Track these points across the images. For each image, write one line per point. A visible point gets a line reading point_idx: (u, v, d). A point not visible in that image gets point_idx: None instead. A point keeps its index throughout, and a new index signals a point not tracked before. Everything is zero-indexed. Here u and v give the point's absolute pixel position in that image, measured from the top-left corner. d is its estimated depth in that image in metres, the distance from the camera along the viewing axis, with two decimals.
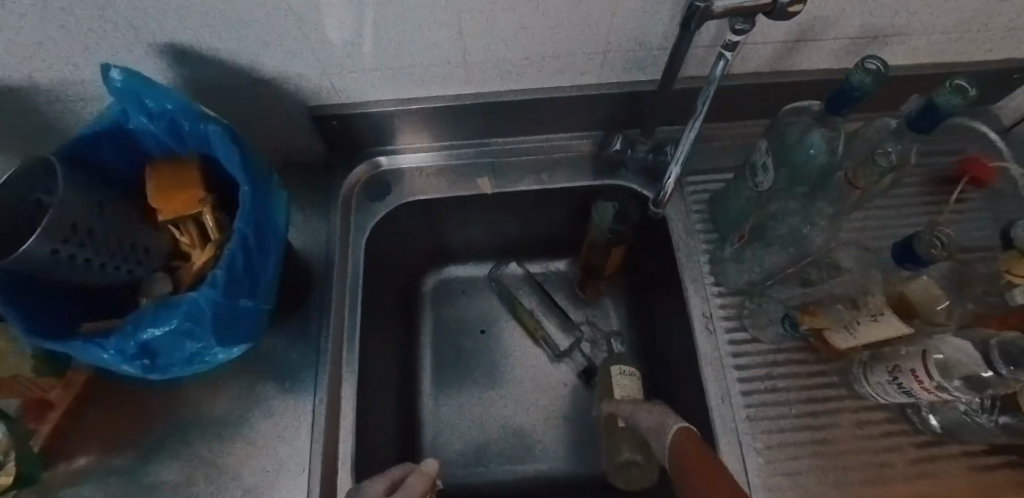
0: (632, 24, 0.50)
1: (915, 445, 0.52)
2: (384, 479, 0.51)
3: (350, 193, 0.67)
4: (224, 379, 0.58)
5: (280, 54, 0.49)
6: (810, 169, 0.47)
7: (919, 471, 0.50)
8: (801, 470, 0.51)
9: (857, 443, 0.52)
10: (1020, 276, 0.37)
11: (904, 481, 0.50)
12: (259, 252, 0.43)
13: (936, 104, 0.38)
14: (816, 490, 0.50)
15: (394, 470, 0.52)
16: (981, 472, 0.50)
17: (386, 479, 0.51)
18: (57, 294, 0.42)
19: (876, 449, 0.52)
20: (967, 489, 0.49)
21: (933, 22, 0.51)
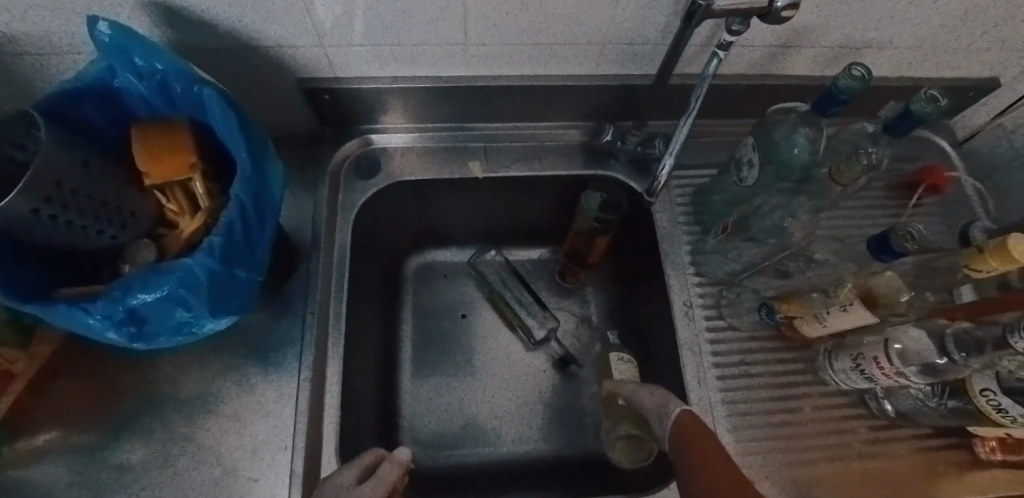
0: (634, 18, 0.51)
1: (871, 427, 0.56)
2: (355, 466, 0.49)
3: (339, 167, 0.66)
4: (203, 355, 0.57)
5: (279, 21, 0.48)
6: (794, 167, 0.51)
7: (874, 451, 0.55)
8: (770, 449, 0.54)
9: (820, 425, 0.56)
10: (978, 271, 0.39)
11: (860, 460, 0.54)
12: (256, 221, 0.42)
13: (912, 110, 0.42)
14: (783, 467, 0.53)
15: (365, 456, 0.51)
16: (926, 452, 0.55)
17: (359, 465, 0.49)
18: (33, 256, 0.39)
19: (837, 431, 0.56)
20: (915, 468, 0.54)
21: (906, 37, 0.55)
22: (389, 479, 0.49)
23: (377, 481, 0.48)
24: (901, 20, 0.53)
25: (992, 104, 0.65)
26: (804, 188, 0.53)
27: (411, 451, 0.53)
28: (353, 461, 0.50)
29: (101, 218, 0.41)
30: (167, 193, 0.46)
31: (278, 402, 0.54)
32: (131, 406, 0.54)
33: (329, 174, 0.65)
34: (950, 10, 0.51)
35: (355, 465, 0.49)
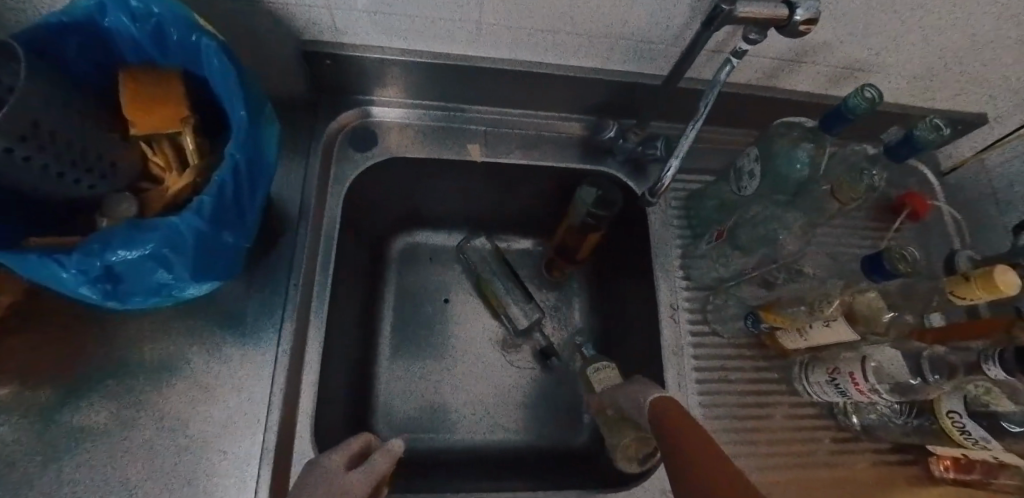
0: (651, 17, 0.51)
1: (837, 439, 0.58)
2: (341, 452, 0.46)
3: (333, 138, 0.64)
4: (174, 320, 0.54)
5: None
6: (791, 181, 0.51)
7: (836, 461, 0.57)
8: (741, 454, 0.55)
9: (791, 435, 0.57)
10: (961, 297, 0.41)
11: (823, 468, 0.57)
12: (250, 184, 0.40)
13: (914, 137, 0.44)
14: (752, 472, 0.55)
15: (353, 442, 0.48)
16: (885, 466, 0.57)
17: (346, 452, 0.47)
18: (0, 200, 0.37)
19: (805, 440, 0.58)
20: (874, 480, 0.56)
21: (908, 65, 0.57)
22: (376, 471, 0.45)
23: (362, 472, 0.45)
24: (907, 47, 0.54)
25: (978, 138, 0.67)
26: (798, 201, 0.53)
27: (403, 445, 0.48)
28: (340, 446, 0.47)
29: (78, 167, 0.38)
30: (153, 146, 0.44)
31: (253, 375, 0.53)
32: (94, 369, 0.51)
33: (321, 154, 0.62)
34: (954, 42, 0.53)
35: (342, 451, 0.46)
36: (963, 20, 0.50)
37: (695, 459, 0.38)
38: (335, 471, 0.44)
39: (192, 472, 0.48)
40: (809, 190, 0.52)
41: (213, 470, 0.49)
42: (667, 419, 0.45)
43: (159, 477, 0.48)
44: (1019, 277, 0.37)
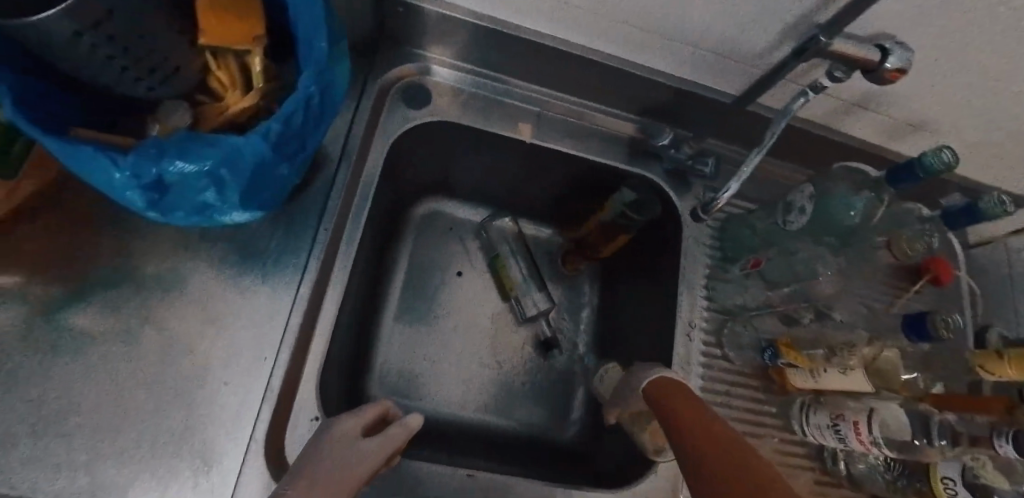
0: (742, 33, 0.50)
1: (820, 480, 0.59)
2: (359, 417, 0.49)
3: (390, 85, 0.62)
4: (194, 241, 0.53)
5: None
6: (841, 226, 0.53)
7: None
8: None
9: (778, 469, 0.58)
10: (988, 372, 0.43)
11: None
12: (315, 118, 0.39)
13: (978, 206, 0.45)
14: None
15: (369, 409, 0.51)
16: None
17: (363, 418, 0.50)
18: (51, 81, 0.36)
19: (788, 475, 0.58)
20: None
21: (969, 131, 0.57)
22: (391, 442, 0.49)
23: (378, 441, 0.48)
24: (978, 115, 0.54)
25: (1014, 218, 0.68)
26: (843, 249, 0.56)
27: (419, 423, 0.52)
28: (357, 411, 0.50)
29: (143, 64, 0.37)
30: (218, 60, 0.41)
31: (267, 311, 0.51)
32: (105, 274, 0.50)
33: (377, 90, 0.61)
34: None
35: (360, 418, 0.49)
36: None
37: (692, 426, 0.40)
38: (353, 436, 0.47)
39: (190, 397, 0.47)
40: (861, 239, 0.55)
41: (212, 399, 0.48)
42: (665, 393, 0.46)
43: (156, 396, 0.47)
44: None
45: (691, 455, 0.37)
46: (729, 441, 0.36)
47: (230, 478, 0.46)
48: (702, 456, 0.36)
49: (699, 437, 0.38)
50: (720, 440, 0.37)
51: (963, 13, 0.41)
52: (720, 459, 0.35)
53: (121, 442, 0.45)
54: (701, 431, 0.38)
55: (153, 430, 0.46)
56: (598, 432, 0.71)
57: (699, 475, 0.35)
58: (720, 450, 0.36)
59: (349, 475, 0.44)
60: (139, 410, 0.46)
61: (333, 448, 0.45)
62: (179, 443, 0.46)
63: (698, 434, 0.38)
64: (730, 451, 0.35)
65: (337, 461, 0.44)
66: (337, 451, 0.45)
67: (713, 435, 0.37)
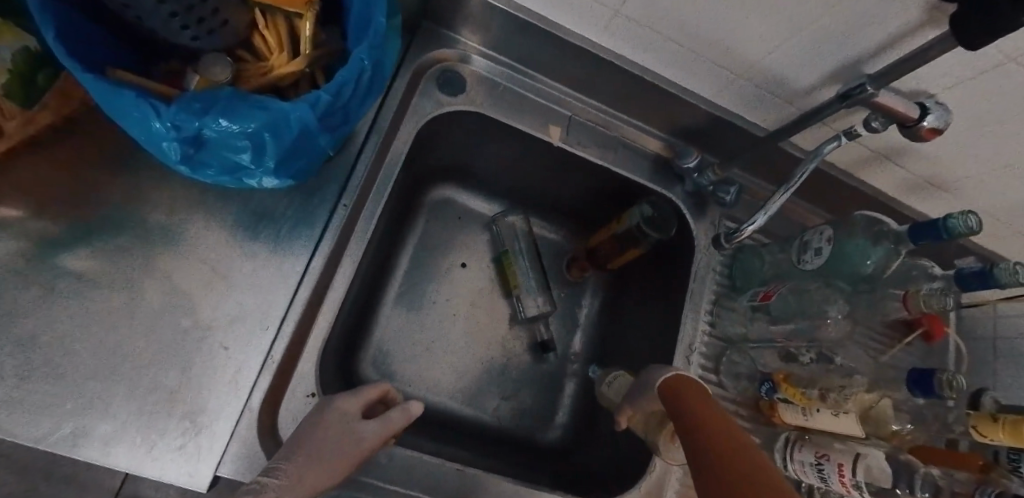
0: (789, 70, 0.50)
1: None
2: (360, 398, 0.51)
3: (427, 68, 0.61)
4: (210, 196, 0.51)
5: None
6: (854, 273, 0.54)
7: None
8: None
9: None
10: (978, 434, 0.45)
11: None
12: (363, 92, 0.38)
13: (993, 273, 0.46)
14: None
15: (369, 390, 0.53)
16: None
17: (363, 400, 0.51)
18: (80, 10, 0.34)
19: None
20: None
21: (983, 196, 0.59)
22: (389, 427, 0.51)
23: (376, 426, 0.50)
24: (995, 182, 0.56)
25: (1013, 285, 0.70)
26: (854, 297, 0.55)
27: (419, 411, 0.54)
28: (359, 391, 0.52)
29: (194, 13, 0.35)
30: (267, 18, 0.40)
31: (276, 279, 0.50)
32: (113, 217, 0.48)
33: (412, 72, 0.60)
34: None
35: (360, 398, 0.51)
36: None
37: (707, 424, 0.41)
38: (353, 416, 0.49)
39: (186, 356, 0.46)
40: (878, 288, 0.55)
41: (210, 361, 0.47)
42: (679, 389, 0.48)
43: (152, 349, 0.46)
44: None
45: (706, 453, 0.38)
46: (744, 448, 0.38)
47: (218, 443, 0.45)
48: (718, 458, 0.37)
49: (715, 437, 0.39)
50: (735, 445, 0.38)
51: (1007, 81, 0.43)
52: (734, 467, 0.36)
53: (111, 392, 0.44)
54: (717, 431, 0.40)
55: (145, 383, 0.45)
56: (584, 441, 0.71)
57: (711, 478, 0.36)
58: (733, 454, 0.37)
59: (343, 454, 0.46)
60: (132, 362, 0.45)
61: (332, 426, 0.47)
62: (170, 400, 0.45)
63: (714, 434, 0.40)
64: (744, 457, 0.37)
65: (335, 438, 0.46)
66: (336, 429, 0.47)
67: (728, 438, 0.39)
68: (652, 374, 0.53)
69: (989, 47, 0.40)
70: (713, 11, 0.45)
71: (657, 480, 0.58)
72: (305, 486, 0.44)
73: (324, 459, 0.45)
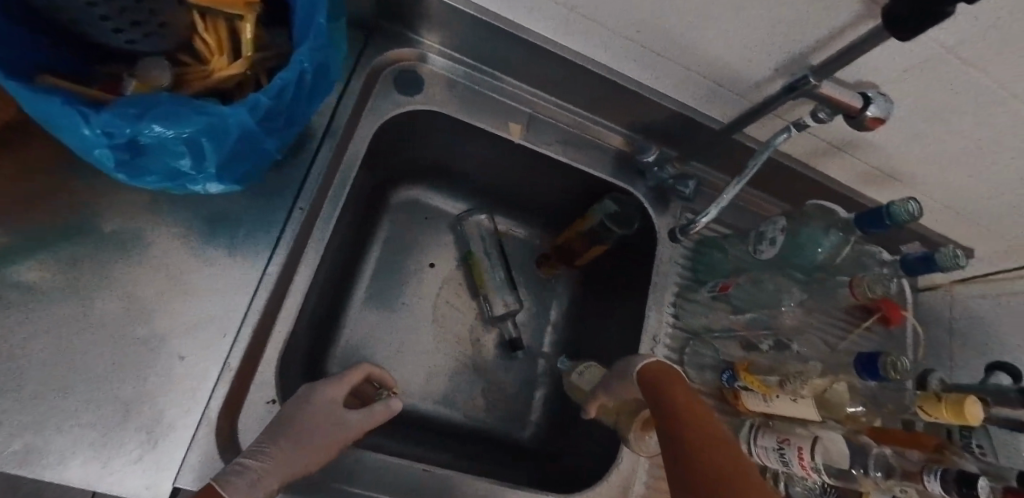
0: (740, 64, 0.51)
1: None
2: (343, 385, 0.52)
3: (384, 68, 0.61)
4: (162, 203, 0.50)
5: None
6: (808, 262, 0.56)
7: None
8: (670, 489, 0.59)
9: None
10: (926, 413, 0.46)
11: None
12: (307, 95, 0.39)
13: (936, 258, 0.48)
14: None
15: (352, 376, 0.53)
16: None
17: (346, 385, 0.52)
18: (9, 18, 0.33)
19: None
20: None
21: (931, 183, 0.60)
22: (372, 418, 0.52)
23: (361, 415, 0.51)
24: (941, 170, 0.58)
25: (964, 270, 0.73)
26: (811, 286, 0.58)
27: (400, 408, 0.54)
28: (341, 378, 0.52)
29: (126, 16, 0.35)
30: (206, 19, 0.38)
31: (233, 285, 0.49)
32: (59, 226, 0.47)
33: (368, 73, 0.59)
34: (985, 181, 0.57)
35: (344, 384, 0.52)
36: (996, 162, 0.53)
37: (685, 417, 0.40)
38: (336, 405, 0.50)
39: (140, 366, 0.45)
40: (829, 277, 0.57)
41: (165, 371, 0.46)
42: (659, 375, 0.47)
43: (104, 360, 0.44)
44: (982, 411, 0.44)
45: (682, 451, 0.38)
46: (722, 446, 0.38)
47: (177, 454, 0.44)
48: (694, 458, 0.37)
49: (692, 432, 0.39)
50: (713, 442, 0.38)
51: (944, 72, 0.44)
52: (710, 471, 0.36)
53: (61, 406, 0.42)
54: (694, 425, 0.39)
55: (98, 397, 0.43)
56: (556, 436, 0.72)
57: (690, 476, 0.36)
58: (710, 453, 0.37)
59: (331, 440, 0.47)
60: (83, 374, 0.43)
61: (317, 414, 0.47)
62: (124, 413, 0.44)
63: (691, 428, 0.39)
64: (721, 457, 0.37)
65: (321, 426, 0.47)
66: (322, 417, 0.47)
67: (705, 434, 0.39)
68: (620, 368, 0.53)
69: (924, 39, 0.41)
70: (662, 7, 0.46)
71: (626, 472, 0.58)
72: (291, 469, 0.44)
73: (310, 441, 0.45)
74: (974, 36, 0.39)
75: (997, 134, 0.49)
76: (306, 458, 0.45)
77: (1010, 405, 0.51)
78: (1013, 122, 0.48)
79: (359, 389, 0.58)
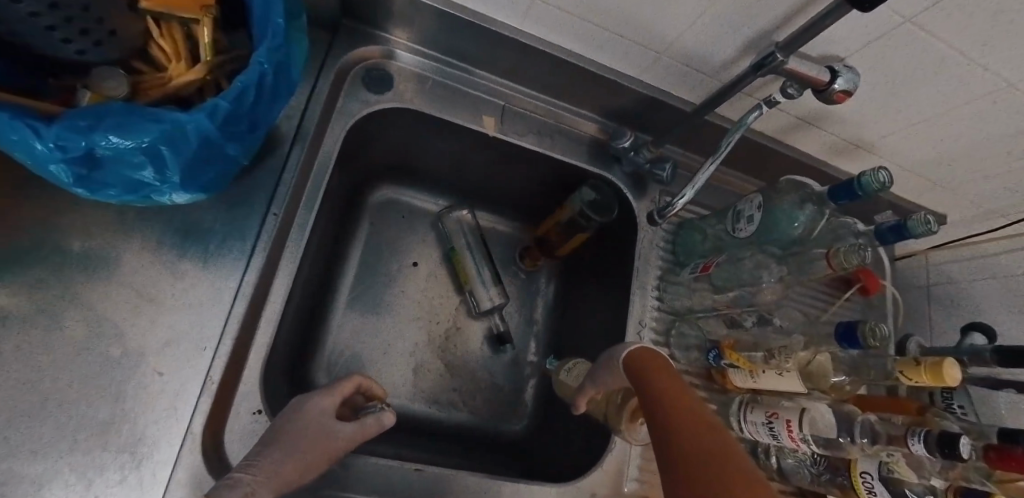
0: (706, 45, 0.51)
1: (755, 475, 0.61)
2: (334, 395, 0.51)
3: (351, 67, 0.60)
4: (129, 217, 0.49)
5: None
6: (785, 237, 0.56)
7: None
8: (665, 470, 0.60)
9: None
10: (907, 378, 0.47)
11: None
12: (271, 96, 0.38)
13: (907, 225, 0.51)
14: None
15: (345, 386, 0.52)
16: None
17: (338, 395, 0.51)
18: None
19: None
20: None
21: (902, 152, 0.61)
22: (363, 431, 0.50)
23: (350, 427, 0.49)
24: (908, 140, 0.59)
25: (937, 237, 0.74)
26: (787, 260, 0.57)
27: (392, 422, 0.52)
28: (333, 388, 0.51)
29: (75, 25, 0.33)
30: (161, 25, 0.38)
31: (208, 296, 0.48)
32: (22, 248, 0.45)
33: (334, 74, 0.58)
34: (954, 147, 0.58)
35: (335, 394, 0.51)
36: (961, 128, 0.54)
37: (664, 403, 0.41)
38: (328, 415, 0.48)
39: (116, 386, 0.44)
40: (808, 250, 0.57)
41: (144, 389, 0.45)
42: (643, 363, 0.47)
43: (78, 382, 0.43)
44: (960, 371, 0.44)
45: (663, 439, 0.39)
46: (701, 427, 0.38)
47: (162, 472, 0.43)
48: (674, 444, 0.38)
49: (671, 419, 0.39)
50: (693, 425, 0.38)
51: (907, 42, 0.45)
52: (689, 453, 0.37)
53: (38, 432, 0.41)
54: (674, 411, 0.40)
55: (75, 420, 0.42)
56: (549, 427, 0.72)
57: (675, 462, 0.37)
58: (690, 436, 0.37)
59: (321, 449, 0.46)
60: (57, 399, 0.42)
61: (306, 426, 0.46)
62: (104, 435, 0.43)
63: (675, 414, 0.39)
64: (700, 438, 0.37)
65: (309, 436, 0.45)
66: (312, 427, 0.46)
67: (684, 418, 0.39)
68: (604, 365, 0.52)
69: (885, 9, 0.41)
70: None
71: (619, 457, 0.59)
72: (281, 479, 0.43)
73: (298, 451, 0.44)
74: (932, 5, 0.40)
75: (959, 99, 0.50)
76: (287, 470, 0.43)
77: (986, 365, 0.53)
78: (977, 87, 0.48)
79: (350, 400, 0.56)
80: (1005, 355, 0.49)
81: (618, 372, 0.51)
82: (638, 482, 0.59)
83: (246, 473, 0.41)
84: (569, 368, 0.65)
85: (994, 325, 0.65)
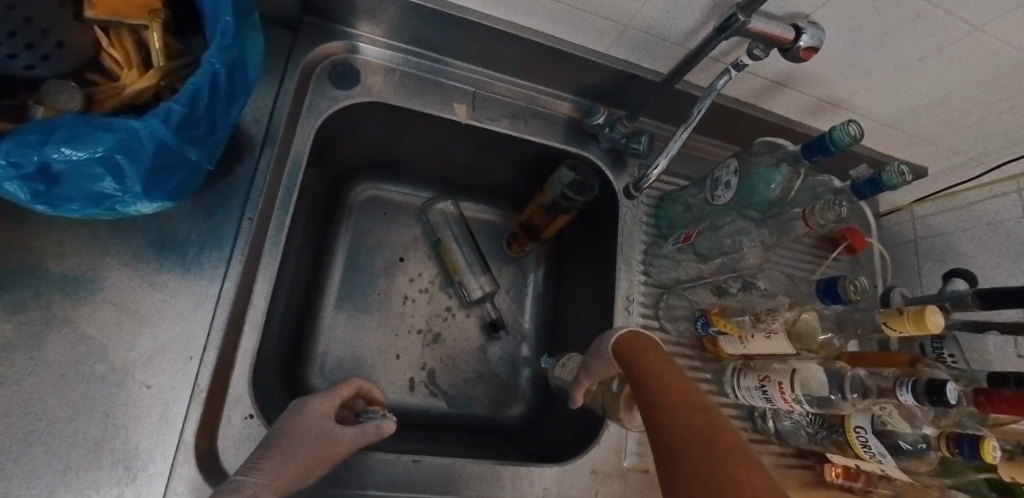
0: (670, 13, 0.51)
1: (753, 440, 0.62)
2: (333, 400, 0.51)
3: (315, 65, 0.59)
4: (101, 233, 0.48)
5: None
6: (764, 199, 0.56)
7: None
8: None
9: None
10: (892, 328, 0.47)
11: None
12: (228, 96, 0.38)
13: (883, 178, 0.51)
14: None
15: (344, 388, 0.53)
16: (792, 469, 0.62)
17: (337, 400, 0.51)
18: None
19: None
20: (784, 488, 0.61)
21: (877, 108, 0.61)
22: (364, 437, 0.50)
23: (350, 431, 0.49)
24: (880, 95, 0.59)
25: (917, 190, 0.74)
26: (768, 223, 0.57)
27: (393, 429, 0.52)
28: (332, 392, 0.52)
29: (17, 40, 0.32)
30: (111, 36, 0.38)
31: (189, 306, 0.48)
32: None
33: (299, 74, 0.58)
34: (928, 98, 0.58)
35: (336, 398, 0.51)
36: (935, 77, 0.54)
37: (657, 389, 0.41)
38: (327, 420, 0.49)
39: (103, 403, 0.44)
40: (787, 210, 0.57)
41: (133, 403, 0.45)
42: (633, 348, 0.47)
43: (66, 402, 0.43)
44: (942, 318, 0.44)
45: (658, 426, 0.38)
46: (695, 412, 0.38)
47: (158, 485, 0.43)
48: (669, 430, 0.37)
49: (664, 405, 0.39)
50: (685, 410, 0.38)
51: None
52: (685, 438, 0.36)
53: (27, 455, 0.41)
54: (668, 397, 0.40)
55: (64, 440, 0.42)
56: (549, 411, 0.72)
57: (670, 446, 0.37)
58: (684, 422, 0.37)
59: (325, 454, 0.46)
60: (44, 421, 0.42)
61: (309, 431, 0.46)
62: (95, 452, 0.43)
63: (670, 399, 0.39)
64: (694, 423, 0.37)
65: (310, 442, 0.46)
66: (314, 431, 0.47)
67: (676, 404, 0.39)
68: (601, 347, 0.52)
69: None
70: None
71: (619, 436, 0.59)
72: (284, 487, 0.43)
73: (299, 456, 0.44)
74: None
75: (927, 48, 0.50)
76: (291, 478, 0.43)
77: (968, 310, 0.53)
78: (942, 35, 0.48)
79: (350, 404, 0.55)
80: (989, 301, 0.49)
81: (608, 358, 0.51)
82: (637, 456, 0.59)
83: (248, 477, 0.40)
84: (566, 359, 0.65)
85: (979, 272, 0.65)
